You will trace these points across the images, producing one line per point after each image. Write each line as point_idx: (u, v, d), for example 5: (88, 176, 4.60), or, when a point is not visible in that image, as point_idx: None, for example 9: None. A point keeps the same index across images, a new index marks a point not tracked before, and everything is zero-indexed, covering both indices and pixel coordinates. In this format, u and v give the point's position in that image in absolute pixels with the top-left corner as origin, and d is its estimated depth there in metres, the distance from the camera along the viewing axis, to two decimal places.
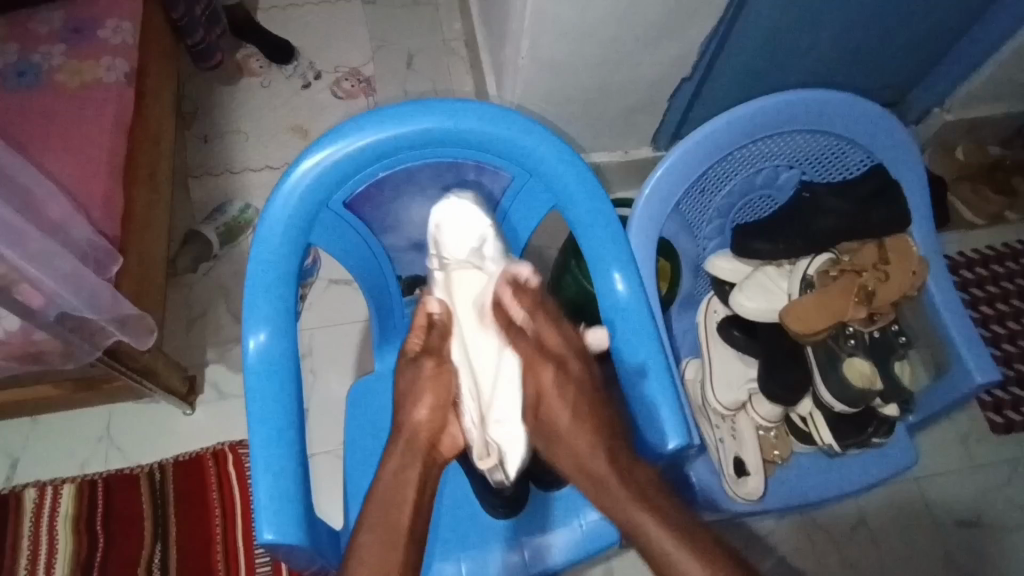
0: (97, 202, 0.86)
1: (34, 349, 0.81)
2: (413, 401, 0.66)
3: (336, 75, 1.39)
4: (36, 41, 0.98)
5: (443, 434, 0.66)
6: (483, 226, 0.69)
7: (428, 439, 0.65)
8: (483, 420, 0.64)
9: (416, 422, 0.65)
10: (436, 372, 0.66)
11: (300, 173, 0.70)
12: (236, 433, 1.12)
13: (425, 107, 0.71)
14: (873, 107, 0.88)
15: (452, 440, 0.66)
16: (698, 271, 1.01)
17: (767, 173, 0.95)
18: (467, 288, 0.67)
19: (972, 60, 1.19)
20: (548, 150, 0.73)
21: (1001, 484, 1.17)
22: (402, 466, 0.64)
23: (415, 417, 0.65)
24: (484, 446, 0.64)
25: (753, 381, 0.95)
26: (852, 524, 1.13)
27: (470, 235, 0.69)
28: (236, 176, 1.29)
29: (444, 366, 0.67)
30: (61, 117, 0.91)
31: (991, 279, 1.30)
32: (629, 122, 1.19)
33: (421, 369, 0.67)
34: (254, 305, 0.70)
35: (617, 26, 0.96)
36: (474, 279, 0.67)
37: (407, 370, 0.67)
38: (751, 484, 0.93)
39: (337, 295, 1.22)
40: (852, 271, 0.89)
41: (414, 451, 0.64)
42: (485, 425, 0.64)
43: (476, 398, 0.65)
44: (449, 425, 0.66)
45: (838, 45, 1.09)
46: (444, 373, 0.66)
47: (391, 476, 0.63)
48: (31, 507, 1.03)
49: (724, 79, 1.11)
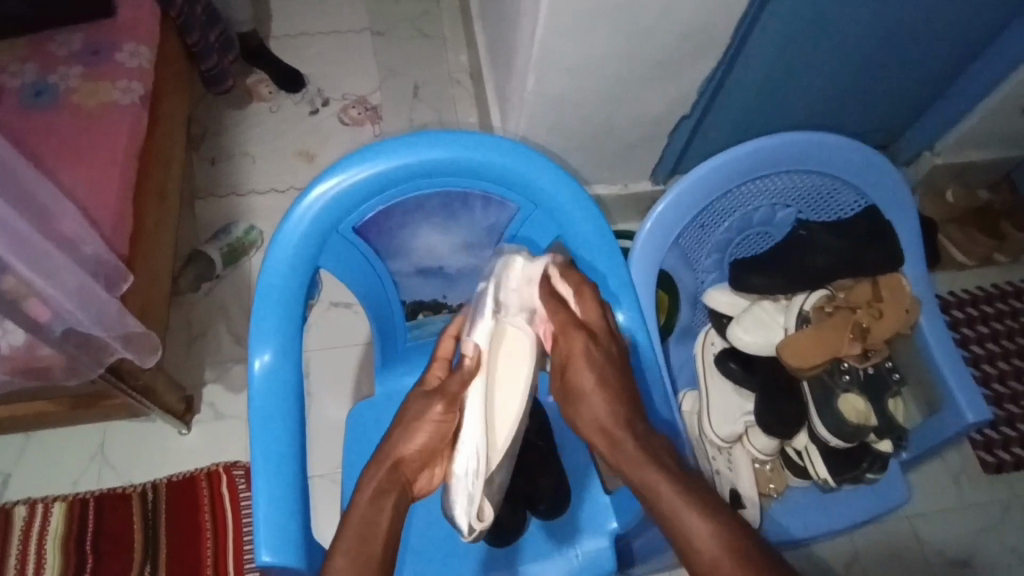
0: (108, 220, 0.87)
1: (37, 364, 0.82)
2: (404, 435, 0.63)
3: (344, 103, 1.43)
4: (54, 63, 1.00)
5: (422, 472, 0.64)
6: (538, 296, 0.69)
7: (409, 476, 0.63)
8: (478, 476, 0.61)
9: (403, 456, 0.63)
10: (441, 419, 0.63)
11: (312, 198, 0.72)
12: (231, 455, 1.11)
13: (436, 138, 0.74)
14: (868, 151, 0.91)
15: (428, 477, 0.65)
16: (697, 303, 1.03)
17: (765, 211, 0.98)
18: (513, 356, 0.67)
19: (961, 107, 1.23)
20: (554, 183, 0.76)
21: (993, 523, 1.18)
22: (380, 492, 0.61)
23: (408, 450, 0.63)
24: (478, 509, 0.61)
25: (749, 414, 0.96)
26: (845, 561, 1.13)
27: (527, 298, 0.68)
28: (242, 199, 1.31)
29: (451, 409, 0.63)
30: (75, 136, 0.93)
31: (981, 319, 1.33)
32: (629, 158, 1.22)
33: (430, 411, 0.63)
34: (261, 326, 0.71)
35: (620, 65, 1.00)
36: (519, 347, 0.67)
37: (417, 404, 0.64)
38: (747, 517, 0.94)
39: (337, 318, 1.23)
40: (847, 308, 0.91)
41: (396, 480, 0.62)
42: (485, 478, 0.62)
43: (482, 456, 0.62)
44: (432, 465, 0.64)
45: (832, 89, 1.13)
46: (451, 417, 0.63)
47: (368, 502, 0.60)
48: (20, 525, 1.02)
49: (722, 118, 1.15)
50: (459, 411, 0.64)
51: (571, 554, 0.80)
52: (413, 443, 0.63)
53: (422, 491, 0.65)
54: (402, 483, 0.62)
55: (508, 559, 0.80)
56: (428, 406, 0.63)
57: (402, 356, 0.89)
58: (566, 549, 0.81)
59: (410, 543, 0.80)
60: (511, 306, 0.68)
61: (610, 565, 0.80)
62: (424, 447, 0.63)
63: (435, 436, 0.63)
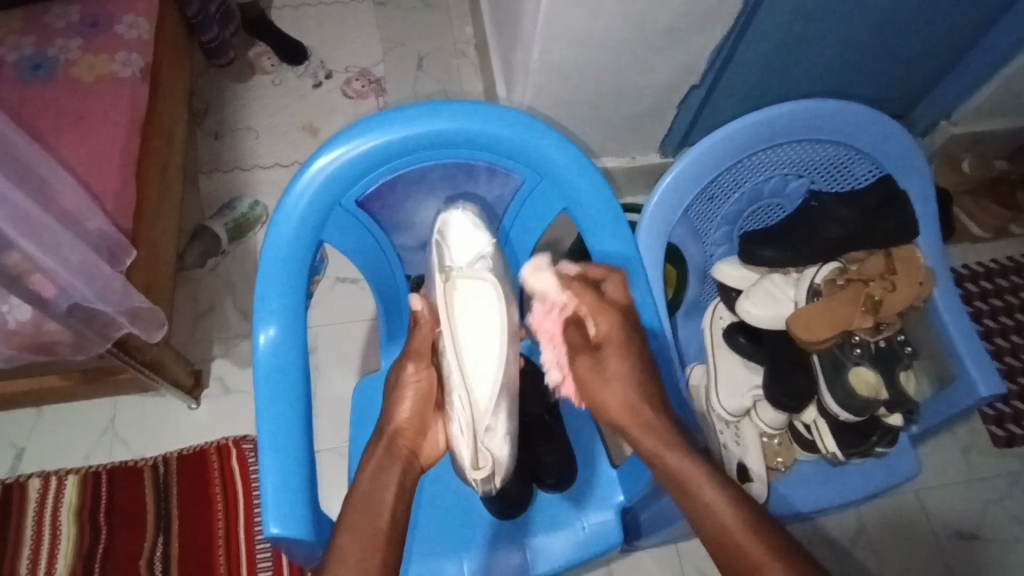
0: (111, 195, 0.87)
1: (45, 339, 0.82)
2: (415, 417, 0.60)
3: (347, 76, 1.40)
4: (52, 35, 0.99)
5: (426, 438, 0.64)
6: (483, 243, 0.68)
7: (409, 447, 0.63)
8: (467, 420, 0.61)
9: (398, 424, 0.63)
10: (416, 378, 0.64)
11: (314, 170, 0.71)
12: (241, 429, 1.12)
13: (439, 108, 0.72)
14: (883, 119, 0.89)
15: (433, 443, 0.65)
16: (706, 277, 1.01)
17: (776, 182, 0.96)
18: (473, 305, 0.63)
19: (980, 75, 1.20)
20: (560, 153, 0.74)
21: (1001, 497, 1.18)
22: (388, 464, 0.61)
23: (399, 418, 0.63)
24: (474, 457, 0.62)
25: (758, 388, 0.95)
26: (852, 533, 1.13)
27: (473, 248, 0.67)
28: (246, 173, 1.30)
29: (428, 369, 0.64)
30: (74, 110, 0.92)
31: (994, 292, 1.31)
32: (637, 129, 1.20)
33: (405, 374, 0.64)
34: (266, 301, 0.70)
35: (627, 32, 0.97)
36: (480, 292, 0.64)
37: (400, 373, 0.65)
38: (754, 491, 0.94)
39: (342, 293, 1.23)
40: (859, 281, 0.90)
41: (395, 455, 0.62)
42: (478, 435, 0.62)
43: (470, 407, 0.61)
44: (433, 428, 0.65)
45: (848, 57, 1.10)
46: (429, 374, 0.64)
47: (371, 478, 0.60)
48: (34, 498, 1.04)
49: (732, 88, 1.12)
50: (430, 366, 0.64)
51: (577, 526, 0.81)
52: (403, 410, 0.63)
53: (429, 459, 0.65)
54: (403, 454, 0.62)
55: (517, 530, 0.81)
56: (400, 368, 0.64)
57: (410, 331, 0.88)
58: (572, 521, 0.81)
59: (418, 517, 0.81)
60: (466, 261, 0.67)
61: (617, 537, 0.80)
62: (411, 412, 0.63)
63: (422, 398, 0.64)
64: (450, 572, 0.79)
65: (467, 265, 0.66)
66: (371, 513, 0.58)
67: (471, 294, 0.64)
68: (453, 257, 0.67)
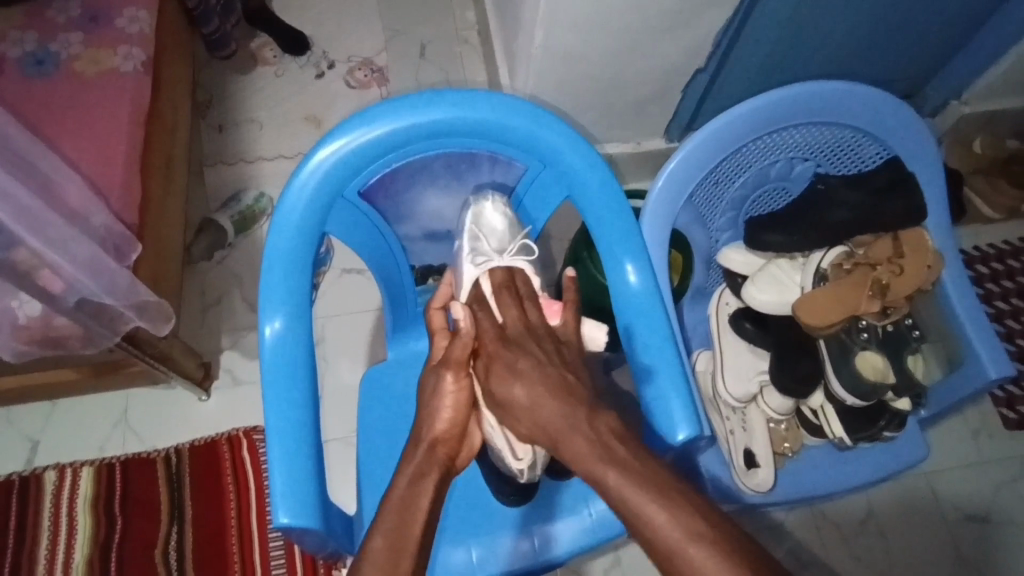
0: (116, 190, 0.87)
1: (55, 334, 0.83)
2: (430, 412, 0.64)
3: (350, 65, 1.40)
4: (53, 30, 0.99)
5: (462, 446, 0.65)
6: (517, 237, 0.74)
7: (447, 454, 0.63)
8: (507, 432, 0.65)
9: (434, 434, 0.63)
10: (456, 387, 0.64)
11: (317, 162, 0.71)
12: (251, 420, 1.13)
13: (440, 97, 0.72)
14: (889, 100, 0.88)
15: (471, 447, 0.67)
16: (711, 263, 1.01)
17: (782, 166, 0.95)
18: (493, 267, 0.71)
19: (991, 52, 1.17)
20: (562, 139, 0.73)
21: (1011, 481, 1.17)
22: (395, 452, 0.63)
23: (437, 429, 0.64)
24: (515, 451, 0.67)
25: (764, 372, 0.95)
26: (861, 518, 1.13)
27: (510, 234, 0.74)
28: (250, 166, 1.30)
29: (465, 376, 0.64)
30: (77, 105, 0.92)
31: (1005, 274, 1.29)
32: (642, 114, 1.19)
33: (442, 383, 0.64)
34: (270, 293, 0.71)
35: (629, 17, 0.96)
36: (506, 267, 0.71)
37: (430, 382, 0.65)
38: (761, 475, 0.92)
39: (349, 284, 1.23)
40: (866, 264, 0.88)
41: (434, 461, 0.62)
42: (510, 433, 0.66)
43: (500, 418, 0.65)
44: (470, 433, 0.67)
45: (856, 35, 1.08)
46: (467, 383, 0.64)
47: (408, 486, 0.60)
48: (50, 489, 1.05)
49: (737, 71, 1.11)
50: (469, 375, 0.65)
51: (584, 514, 0.81)
52: (440, 421, 0.64)
53: (462, 464, 0.66)
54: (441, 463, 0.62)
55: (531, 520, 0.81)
56: (439, 377, 0.64)
57: (415, 320, 0.89)
58: (579, 509, 0.81)
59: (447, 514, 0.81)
60: (497, 249, 0.73)
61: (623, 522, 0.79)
62: (451, 420, 0.64)
63: (460, 404, 0.64)
64: (461, 559, 0.80)
65: (501, 255, 0.73)
66: (383, 509, 0.58)
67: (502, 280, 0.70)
68: (485, 246, 0.73)
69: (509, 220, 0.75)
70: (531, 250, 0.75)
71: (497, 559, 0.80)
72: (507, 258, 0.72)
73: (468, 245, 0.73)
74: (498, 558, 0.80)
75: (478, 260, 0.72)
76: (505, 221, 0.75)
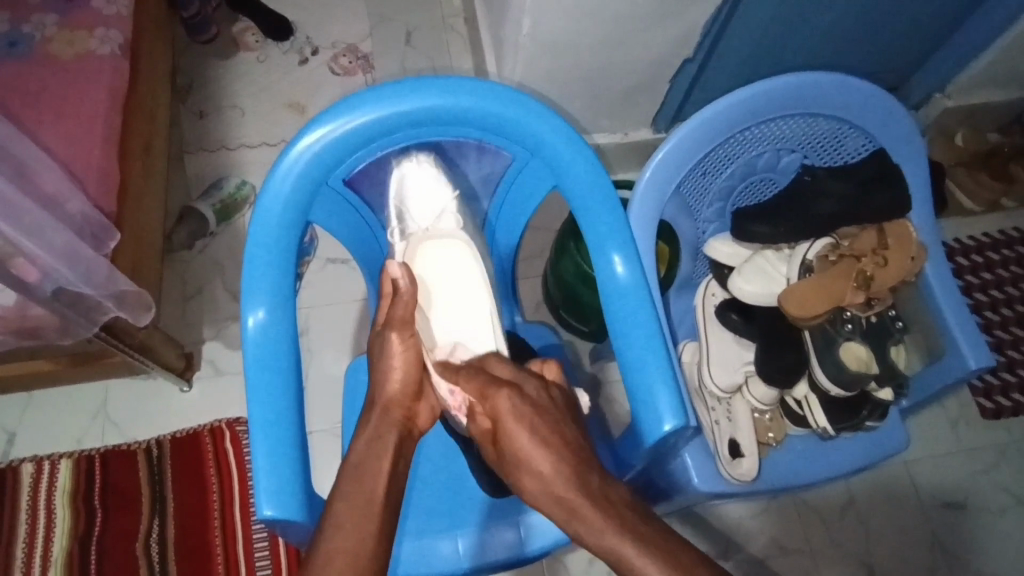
0: (93, 176, 0.85)
1: (30, 324, 0.81)
2: (385, 374, 0.66)
3: (334, 51, 1.37)
4: (28, 10, 0.96)
5: (420, 405, 0.67)
6: (445, 198, 0.73)
7: (402, 415, 0.65)
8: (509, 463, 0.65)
9: (388, 396, 0.65)
10: (402, 346, 0.66)
11: (301, 149, 0.69)
12: (234, 411, 1.12)
13: (427, 84, 0.71)
14: (876, 92, 0.88)
15: (429, 411, 0.68)
16: (698, 254, 1.01)
17: (769, 157, 0.95)
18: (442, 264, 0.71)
19: (973, 47, 1.19)
20: (549, 128, 0.73)
21: (987, 469, 1.19)
22: (379, 436, 0.63)
23: (391, 389, 0.66)
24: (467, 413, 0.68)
25: (749, 363, 0.97)
26: (840, 506, 1.15)
27: (435, 207, 0.73)
28: (232, 153, 1.28)
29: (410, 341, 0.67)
30: (52, 89, 0.90)
31: (985, 266, 1.31)
32: (629, 104, 1.19)
33: (391, 344, 0.66)
34: (253, 283, 0.69)
35: (617, 6, 0.95)
36: (444, 249, 0.71)
37: (378, 343, 0.68)
38: (745, 466, 0.91)
39: (333, 274, 1.22)
40: (851, 256, 0.90)
41: (390, 422, 0.64)
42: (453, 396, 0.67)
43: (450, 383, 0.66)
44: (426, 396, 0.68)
45: (843, 26, 1.08)
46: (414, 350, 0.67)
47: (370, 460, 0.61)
48: (27, 482, 1.03)
49: (725, 62, 1.10)
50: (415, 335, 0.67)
51: None
52: (393, 381, 0.66)
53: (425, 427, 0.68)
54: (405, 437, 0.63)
55: (510, 510, 0.81)
56: (384, 338, 0.67)
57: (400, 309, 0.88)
58: None
59: (414, 504, 0.82)
60: (426, 218, 0.73)
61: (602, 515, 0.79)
62: (403, 381, 0.66)
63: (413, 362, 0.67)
64: (445, 551, 0.79)
65: (431, 223, 0.73)
66: (364, 500, 0.58)
67: (442, 252, 0.71)
68: (412, 216, 0.73)
69: (432, 177, 0.73)
70: (461, 220, 0.74)
71: (480, 549, 0.79)
72: (436, 228, 0.72)
73: (396, 213, 0.74)
74: (481, 548, 0.79)
75: (404, 231, 0.74)
76: (425, 176, 0.73)
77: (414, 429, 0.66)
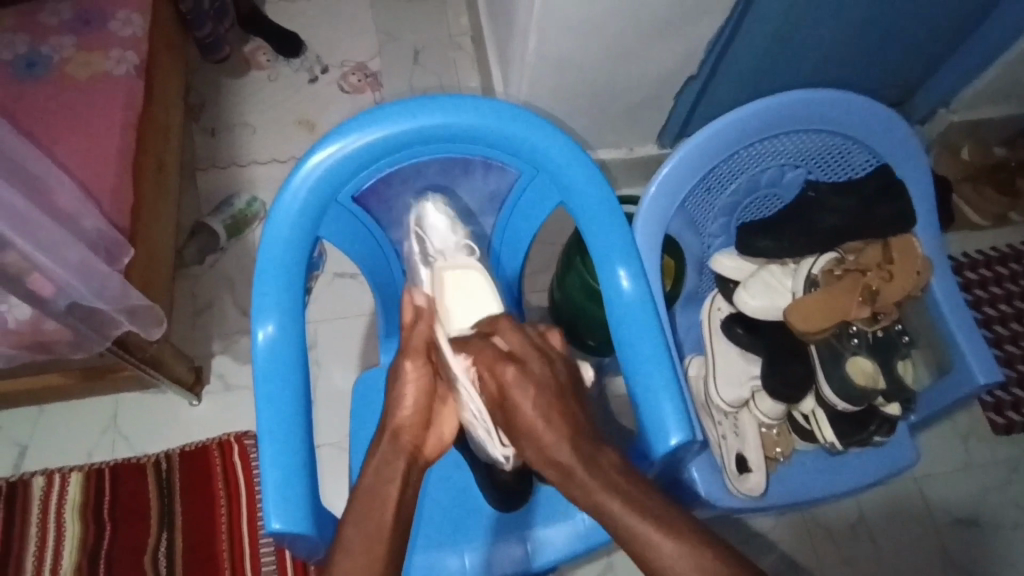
0: (108, 193, 0.87)
1: (44, 338, 0.83)
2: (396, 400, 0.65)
3: (344, 69, 1.40)
4: (46, 32, 0.99)
5: (429, 432, 0.66)
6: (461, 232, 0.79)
7: (412, 441, 0.64)
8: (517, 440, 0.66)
9: (400, 420, 0.64)
10: (414, 373, 0.66)
11: (311, 167, 0.71)
12: (243, 425, 1.12)
13: (434, 103, 0.72)
14: (879, 108, 0.89)
15: (438, 440, 0.67)
16: (703, 268, 1.01)
17: (774, 173, 0.95)
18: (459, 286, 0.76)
19: (976, 62, 1.19)
20: (554, 145, 0.74)
21: (1000, 484, 1.18)
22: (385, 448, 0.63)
23: (401, 414, 0.65)
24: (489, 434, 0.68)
25: (756, 378, 0.95)
26: (851, 523, 1.14)
27: (454, 237, 0.78)
28: (243, 169, 1.30)
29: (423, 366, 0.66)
30: (68, 108, 0.92)
31: (993, 280, 1.31)
32: (635, 120, 1.20)
33: (405, 372, 0.66)
34: (263, 297, 0.70)
35: (621, 24, 0.96)
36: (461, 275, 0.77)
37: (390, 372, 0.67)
38: (752, 480, 0.92)
39: (341, 288, 1.23)
40: (856, 270, 0.90)
41: (400, 449, 0.63)
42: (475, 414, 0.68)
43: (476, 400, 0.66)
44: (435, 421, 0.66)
45: (846, 43, 1.09)
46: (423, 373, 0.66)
47: (377, 473, 0.61)
48: (38, 496, 1.04)
49: (729, 78, 1.11)
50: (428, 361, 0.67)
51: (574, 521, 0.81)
52: (404, 407, 0.65)
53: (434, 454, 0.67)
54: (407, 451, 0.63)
55: (516, 525, 0.81)
56: (397, 365, 0.66)
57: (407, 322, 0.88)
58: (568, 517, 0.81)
59: (423, 523, 0.81)
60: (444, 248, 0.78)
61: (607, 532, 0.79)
62: (415, 407, 0.65)
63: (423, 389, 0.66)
64: (452, 564, 0.79)
65: (449, 252, 0.78)
66: (371, 514, 0.58)
67: (461, 277, 0.76)
68: (432, 246, 0.78)
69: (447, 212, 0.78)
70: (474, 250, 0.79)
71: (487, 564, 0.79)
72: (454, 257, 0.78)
73: (416, 242, 0.79)
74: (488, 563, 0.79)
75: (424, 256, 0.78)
76: (442, 212, 0.78)
77: (421, 457, 0.64)
